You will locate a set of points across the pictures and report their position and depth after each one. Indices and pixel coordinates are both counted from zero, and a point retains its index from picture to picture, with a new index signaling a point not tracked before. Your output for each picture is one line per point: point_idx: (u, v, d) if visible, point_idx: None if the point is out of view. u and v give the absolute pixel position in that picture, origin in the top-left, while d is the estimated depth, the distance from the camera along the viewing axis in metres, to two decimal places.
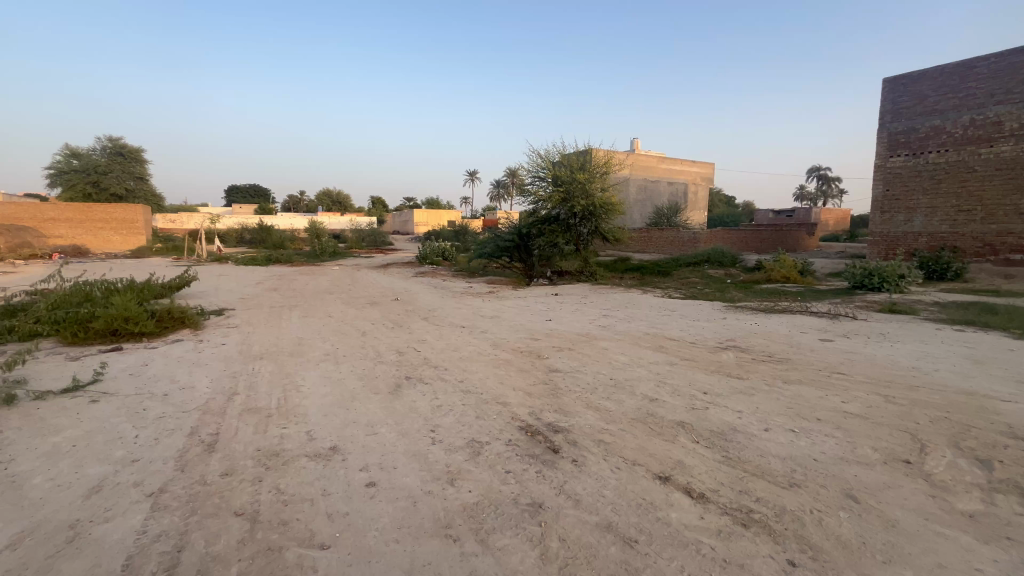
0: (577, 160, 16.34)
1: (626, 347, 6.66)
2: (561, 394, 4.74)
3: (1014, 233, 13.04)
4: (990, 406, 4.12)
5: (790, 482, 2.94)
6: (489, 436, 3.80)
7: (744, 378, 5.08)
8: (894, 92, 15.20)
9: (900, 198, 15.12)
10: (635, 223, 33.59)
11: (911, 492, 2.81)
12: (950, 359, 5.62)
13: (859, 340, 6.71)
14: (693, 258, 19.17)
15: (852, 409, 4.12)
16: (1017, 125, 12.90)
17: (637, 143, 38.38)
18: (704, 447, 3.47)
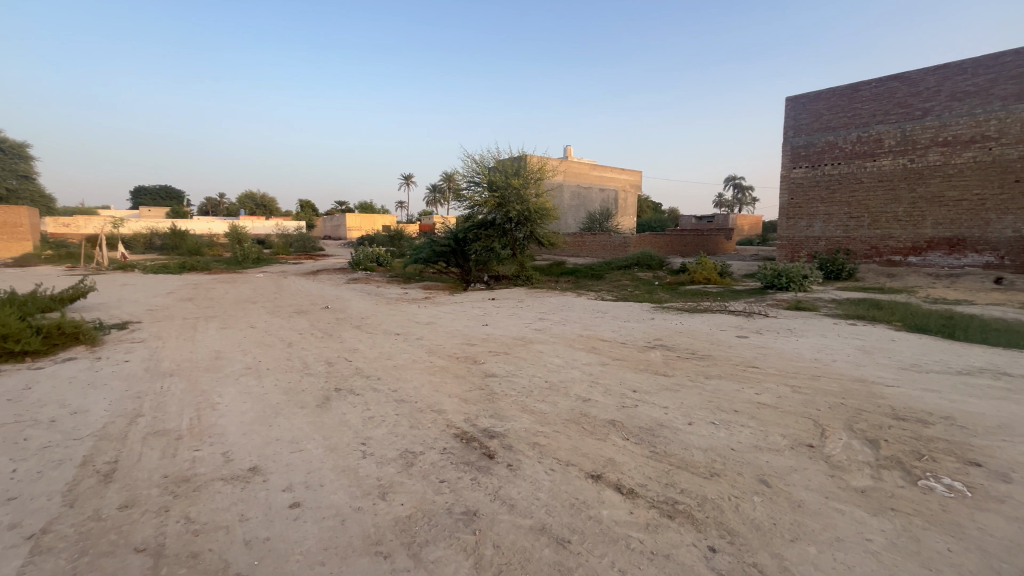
0: (512, 166, 16.55)
1: (561, 349, 6.79)
2: (497, 398, 4.75)
3: (894, 238, 14.82)
4: (878, 391, 4.62)
5: (711, 472, 3.12)
6: (423, 446, 3.71)
7: (670, 375, 5.35)
8: (795, 110, 16.79)
9: (803, 205, 16.71)
10: (570, 228, 34.52)
11: (814, 474, 3.07)
12: (844, 350, 6.27)
13: (770, 336, 7.29)
14: (624, 261, 19.99)
15: (764, 400, 4.46)
16: (893, 142, 14.69)
17: (570, 151, 39.60)
18: (634, 444, 3.60)
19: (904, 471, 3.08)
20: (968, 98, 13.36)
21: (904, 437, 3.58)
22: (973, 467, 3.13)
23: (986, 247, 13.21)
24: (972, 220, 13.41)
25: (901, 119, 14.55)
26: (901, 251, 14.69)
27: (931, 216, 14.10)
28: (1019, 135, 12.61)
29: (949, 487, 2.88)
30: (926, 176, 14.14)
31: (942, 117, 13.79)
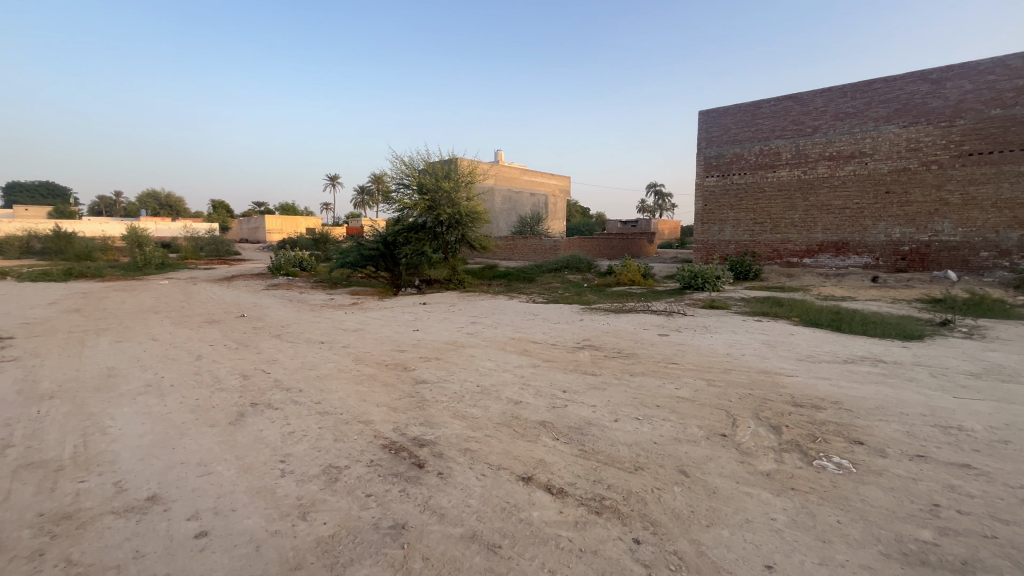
0: (442, 169, 16.35)
1: (493, 352, 6.79)
2: (427, 405, 4.64)
3: (791, 241, 16.41)
4: (780, 381, 5.08)
5: (635, 466, 3.25)
6: (348, 460, 3.54)
7: (598, 374, 5.52)
8: (706, 123, 18.11)
9: (715, 211, 18.06)
10: (502, 232, 34.78)
11: (726, 461, 3.30)
12: (751, 344, 6.84)
13: (688, 333, 7.78)
14: (555, 265, 20.45)
15: (684, 394, 4.74)
16: (789, 155, 16.29)
17: (501, 155, 40.04)
18: (564, 443, 3.67)
19: (802, 453, 3.40)
20: (848, 118, 15.13)
21: (801, 421, 3.96)
22: (857, 444, 3.52)
23: (865, 250, 15.04)
24: (853, 226, 15.20)
25: (795, 134, 16.17)
26: (797, 253, 16.31)
27: (821, 222, 15.80)
28: (888, 152, 14.50)
29: (839, 465, 3.21)
30: (816, 186, 15.82)
31: (828, 135, 15.50)
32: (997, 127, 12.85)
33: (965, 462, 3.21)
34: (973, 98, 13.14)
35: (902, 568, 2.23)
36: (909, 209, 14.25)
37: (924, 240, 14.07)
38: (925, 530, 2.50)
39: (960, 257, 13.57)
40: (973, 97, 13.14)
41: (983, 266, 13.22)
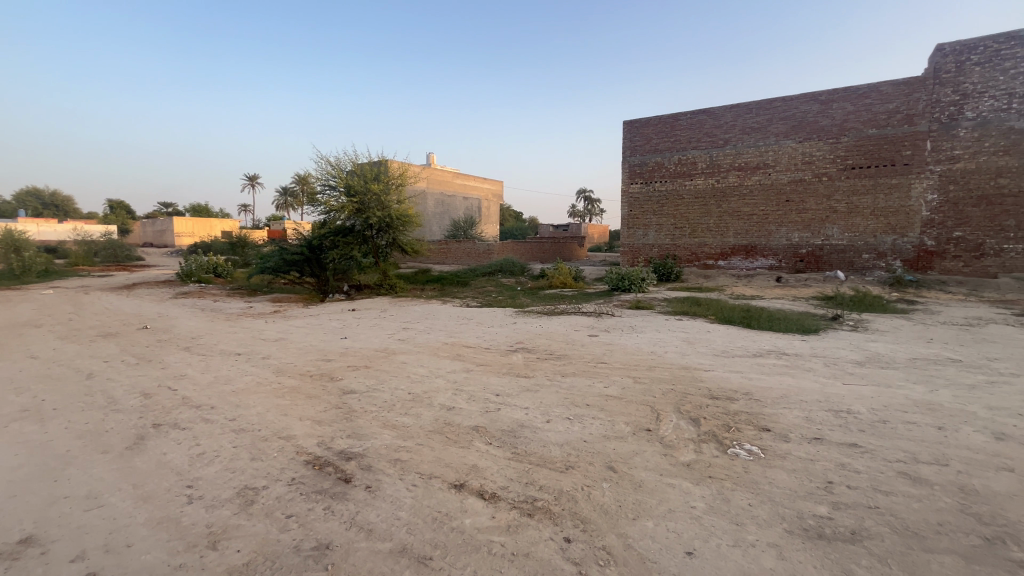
0: (371, 171, 15.82)
1: (426, 358, 6.65)
2: (356, 416, 4.45)
3: (707, 245, 17.64)
4: (699, 375, 5.42)
5: (566, 466, 3.31)
6: (267, 479, 3.29)
7: (530, 376, 5.58)
8: (630, 133, 19.02)
9: (639, 217, 18.99)
10: (435, 236, 34.33)
11: (651, 454, 3.46)
12: (673, 342, 7.26)
13: (616, 333, 8.11)
14: (489, 268, 20.50)
15: (612, 392, 4.91)
16: (704, 165, 17.52)
17: (433, 158, 39.60)
18: (497, 447, 3.66)
19: (718, 443, 3.64)
20: (753, 132, 16.55)
21: (718, 413, 4.24)
22: (765, 431, 3.83)
23: (770, 252, 16.50)
24: (760, 231, 16.64)
25: (709, 146, 17.42)
26: (713, 256, 17.55)
27: (733, 227, 17.14)
28: (787, 164, 16.03)
29: (750, 451, 3.47)
30: (728, 194, 17.14)
31: (737, 147, 16.86)
32: (874, 145, 14.63)
33: (853, 442, 3.59)
34: (854, 119, 14.87)
35: (802, 542, 2.44)
36: (805, 216, 15.84)
37: (818, 244, 15.70)
38: (821, 505, 2.76)
39: (846, 258, 15.29)
40: (854, 117, 14.87)
41: (865, 267, 14.98)
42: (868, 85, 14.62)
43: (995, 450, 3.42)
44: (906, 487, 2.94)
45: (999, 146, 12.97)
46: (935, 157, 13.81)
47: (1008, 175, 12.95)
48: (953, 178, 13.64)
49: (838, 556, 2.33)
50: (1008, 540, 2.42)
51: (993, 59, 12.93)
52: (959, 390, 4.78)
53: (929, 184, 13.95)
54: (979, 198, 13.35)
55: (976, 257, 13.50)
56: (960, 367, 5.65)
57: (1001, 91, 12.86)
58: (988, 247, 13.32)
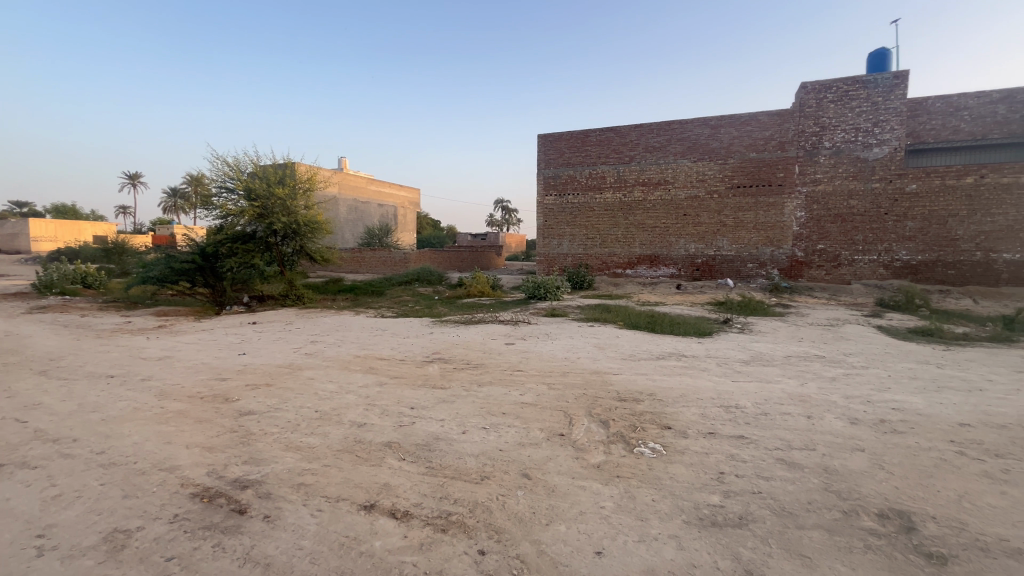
0: (275, 173, 14.75)
1: (336, 373, 6.29)
2: (254, 439, 4.07)
3: (616, 254, 18.68)
4: (609, 379, 5.69)
5: (481, 476, 3.29)
6: (144, 518, 2.90)
7: (446, 387, 5.50)
8: (544, 146, 19.64)
9: (554, 227, 19.63)
10: (347, 243, 32.81)
11: (563, 459, 3.55)
12: (585, 347, 7.57)
13: (532, 341, 8.28)
14: (405, 278, 20.00)
15: (527, 399, 4.99)
16: (612, 180, 18.59)
17: (345, 162, 37.98)
18: (410, 462, 3.55)
19: (625, 443, 3.83)
20: (655, 151, 17.89)
21: (625, 414, 4.47)
22: (666, 429, 4.10)
23: (671, 262, 17.86)
24: (662, 242, 17.96)
25: (616, 162, 18.51)
26: (621, 265, 18.62)
27: (638, 238, 18.33)
28: (684, 181, 17.51)
29: (654, 449, 3.69)
30: (634, 207, 18.31)
31: (640, 164, 18.10)
32: (755, 167, 16.47)
33: (741, 434, 3.97)
34: (739, 143, 16.64)
35: (698, 531, 2.64)
36: (700, 229, 17.39)
37: (711, 254, 17.30)
38: (714, 495, 3.01)
39: (735, 267, 16.99)
40: (738, 142, 16.65)
41: (750, 275, 16.76)
42: (748, 113, 16.43)
43: (850, 433, 3.96)
44: (782, 472, 3.30)
45: (850, 172, 15.26)
46: (802, 180, 15.88)
47: (856, 197, 15.26)
48: (816, 199, 15.78)
49: (728, 541, 2.55)
50: (860, 512, 2.81)
51: (843, 98, 15.17)
52: (823, 382, 5.50)
53: (798, 203, 16.00)
54: (836, 216, 15.58)
55: (835, 266, 15.71)
56: (823, 362, 6.50)
57: (850, 125, 15.15)
58: (844, 257, 15.56)
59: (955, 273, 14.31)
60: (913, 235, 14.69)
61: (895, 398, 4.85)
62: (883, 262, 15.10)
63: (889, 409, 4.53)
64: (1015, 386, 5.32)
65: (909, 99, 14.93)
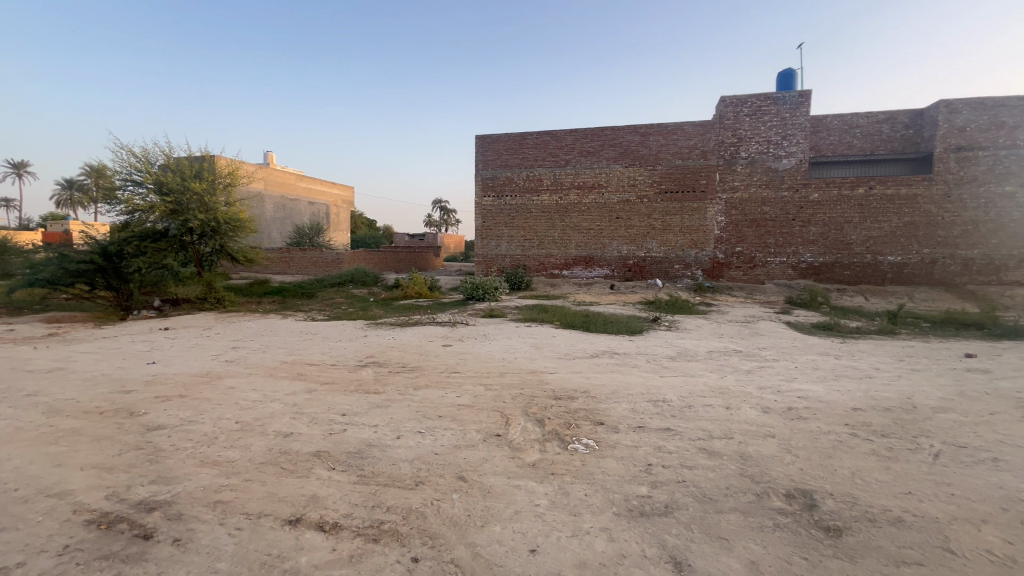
0: (191, 166, 13.62)
1: (260, 381, 5.89)
2: (162, 456, 3.71)
3: (553, 256, 19.06)
4: (546, 378, 5.78)
5: (415, 482, 3.22)
6: (26, 553, 2.55)
7: (380, 392, 5.34)
8: (482, 147, 19.61)
9: (492, 228, 19.68)
10: (274, 243, 30.97)
11: (499, 459, 3.55)
12: (522, 348, 7.65)
13: (469, 342, 8.25)
14: (337, 279, 19.20)
15: (464, 401, 4.95)
16: (549, 182, 18.93)
17: (271, 156, 35.90)
18: (341, 471, 3.40)
19: (560, 440, 3.90)
20: (589, 156, 18.44)
21: (560, 412, 4.56)
22: (599, 425, 4.23)
23: (604, 263, 18.51)
24: (596, 244, 18.56)
25: (553, 165, 18.88)
26: (558, 266, 19.03)
27: (574, 240, 18.83)
28: (617, 186, 18.19)
29: (587, 445, 3.80)
30: (569, 210, 18.78)
31: (576, 168, 18.59)
32: (680, 174, 17.46)
33: (667, 427, 4.18)
34: (666, 151, 17.56)
35: (628, 522, 2.74)
36: (632, 232, 18.16)
37: (642, 256, 18.12)
38: (643, 486, 3.15)
39: (663, 268, 17.92)
40: (665, 150, 17.57)
41: (676, 275, 17.75)
42: (674, 123, 17.36)
43: (763, 421, 4.30)
44: (704, 460, 3.51)
45: (763, 181, 16.59)
46: (722, 187, 17.05)
47: (768, 204, 16.62)
48: (735, 205, 17.00)
49: (654, 529, 2.67)
50: (771, 493, 3.06)
51: (757, 112, 16.45)
52: (739, 375, 5.94)
53: (719, 208, 17.15)
54: (751, 221, 16.87)
55: (751, 267, 17.01)
56: (740, 356, 7.02)
57: (762, 138, 16.46)
58: (758, 259, 16.89)
59: (849, 273, 15.99)
60: (816, 239, 16.23)
61: (801, 388, 5.33)
62: (791, 263, 16.56)
63: (796, 398, 4.97)
64: (896, 373, 6.05)
65: (811, 116, 16.48)
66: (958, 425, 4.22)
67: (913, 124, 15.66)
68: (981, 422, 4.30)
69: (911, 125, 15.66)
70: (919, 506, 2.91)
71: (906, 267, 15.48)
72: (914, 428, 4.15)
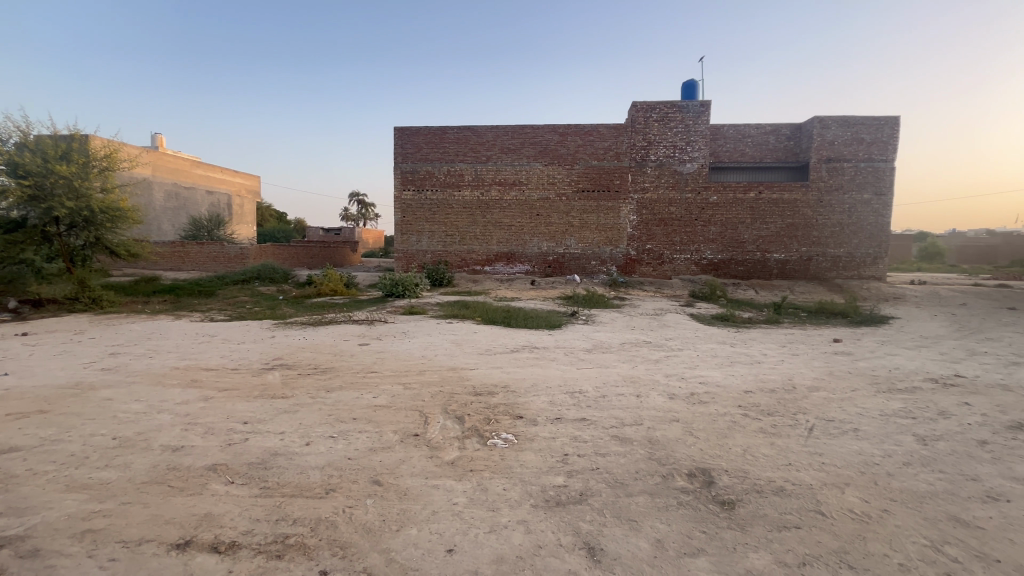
0: (56, 147, 11.79)
1: (144, 390, 5.24)
2: (14, 484, 3.17)
3: (475, 252, 19.02)
4: (466, 375, 5.75)
5: (326, 490, 3.03)
6: None
7: (289, 396, 4.99)
8: (401, 139, 18.98)
9: (413, 223, 19.19)
10: (166, 236, 27.86)
11: (417, 460, 3.46)
12: (443, 344, 7.55)
13: (387, 340, 7.98)
14: (241, 276, 17.70)
15: (381, 401, 4.77)
16: (470, 178, 18.82)
17: (161, 139, 32.17)
18: (240, 485, 3.12)
19: (479, 436, 3.89)
20: (510, 153, 18.59)
21: (480, 408, 4.54)
22: (518, 419, 4.28)
23: (525, 259, 18.82)
24: (517, 240, 18.81)
25: (474, 161, 18.79)
26: (480, 262, 19.02)
27: (496, 236, 18.93)
28: (537, 184, 18.54)
29: (506, 439, 3.82)
30: (491, 206, 18.83)
31: (496, 164, 18.65)
32: (596, 174, 18.19)
33: (583, 416, 4.34)
34: (583, 151, 18.20)
35: (544, 513, 2.79)
36: (551, 229, 18.64)
37: (561, 252, 18.67)
38: (559, 476, 3.23)
39: (581, 264, 18.61)
40: (582, 150, 18.20)
41: (593, 271, 18.53)
42: (590, 124, 18.02)
43: (669, 407, 4.60)
44: (616, 447, 3.68)
45: (669, 183, 17.79)
46: (634, 188, 18.03)
47: (675, 205, 17.87)
48: (645, 205, 18.05)
49: (569, 517, 2.75)
50: (675, 473, 3.28)
51: (664, 119, 17.56)
52: (648, 364, 6.32)
53: (631, 208, 18.13)
54: (660, 220, 18.04)
55: (659, 263, 18.19)
56: (649, 346, 7.49)
57: (669, 143, 17.64)
58: (666, 256, 18.12)
59: (743, 269, 17.67)
60: (715, 238, 17.73)
61: (702, 374, 5.80)
62: (694, 260, 17.95)
63: (697, 383, 5.40)
64: (780, 358, 6.79)
65: (711, 125, 17.94)
66: (827, 401, 4.83)
67: (793, 137, 17.68)
68: (846, 398, 4.95)
69: (791, 138, 17.65)
70: (797, 475, 3.27)
71: (788, 264, 17.41)
72: (793, 406, 4.68)
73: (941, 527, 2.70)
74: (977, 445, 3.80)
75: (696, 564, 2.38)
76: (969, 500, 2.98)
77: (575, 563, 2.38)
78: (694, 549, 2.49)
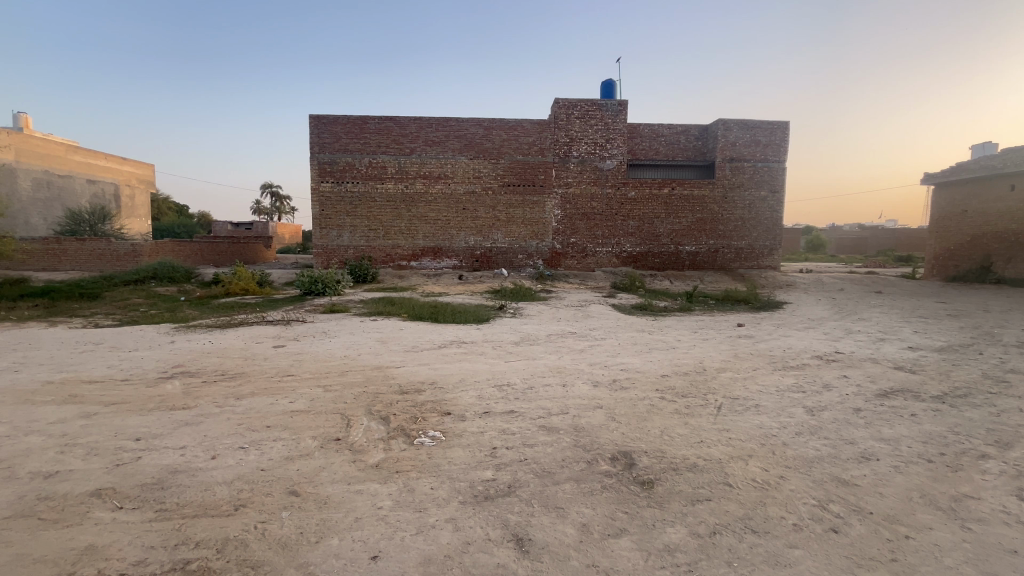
0: None
1: (7, 411, 4.49)
2: None
3: (400, 247, 18.49)
4: (392, 373, 5.57)
5: (234, 507, 2.78)
6: None
7: (192, 406, 4.53)
8: (318, 128, 17.91)
9: (332, 216, 18.22)
10: (36, 231, 24.25)
11: (337, 466, 3.28)
12: (366, 343, 7.29)
13: (306, 341, 7.55)
14: (133, 275, 15.84)
15: (298, 406, 4.48)
16: (393, 170, 18.19)
17: (26, 119, 27.94)
18: (131, 510, 2.77)
19: (405, 436, 3.78)
20: (434, 145, 18.19)
21: (405, 407, 4.40)
22: (446, 415, 4.22)
23: (452, 254, 18.63)
24: (444, 234, 18.55)
25: (397, 153, 18.16)
26: (405, 257, 18.53)
27: (422, 230, 18.54)
28: (462, 177, 18.34)
29: (433, 437, 3.74)
30: (416, 200, 18.35)
31: (421, 157, 18.16)
32: (522, 169, 18.36)
33: (511, 409, 4.36)
34: (508, 146, 18.26)
35: (473, 508, 2.77)
36: (477, 223, 18.59)
37: (488, 246, 18.70)
38: (488, 470, 3.22)
39: (508, 259, 18.79)
40: (507, 144, 18.26)
41: (520, 265, 18.79)
42: (515, 119, 18.14)
43: (594, 395, 4.77)
44: (544, 437, 3.74)
45: (591, 179, 18.43)
46: (558, 183, 18.47)
47: (596, 199, 18.54)
48: (569, 199, 18.55)
49: (497, 511, 2.75)
50: (600, 458, 3.40)
51: (586, 116, 18.12)
52: (573, 354, 6.53)
53: (556, 202, 18.56)
54: (583, 215, 18.64)
55: (583, 256, 18.84)
56: (574, 336, 7.74)
57: (590, 140, 18.27)
58: (589, 249, 18.79)
59: (659, 261, 18.78)
60: (633, 231, 18.65)
61: (623, 361, 6.08)
62: (615, 253, 18.78)
63: (618, 370, 5.65)
64: (692, 342, 7.29)
65: (628, 123, 18.81)
66: (733, 381, 5.25)
67: (701, 138, 18.98)
68: (748, 376, 5.44)
69: (699, 138, 18.95)
70: (708, 451, 3.52)
71: (698, 256, 18.75)
72: (705, 387, 5.04)
73: (826, 487, 3.03)
74: (854, 411, 4.34)
75: (620, 544, 2.48)
76: (848, 462, 3.38)
77: (503, 556, 2.38)
78: (617, 530, 2.59)
